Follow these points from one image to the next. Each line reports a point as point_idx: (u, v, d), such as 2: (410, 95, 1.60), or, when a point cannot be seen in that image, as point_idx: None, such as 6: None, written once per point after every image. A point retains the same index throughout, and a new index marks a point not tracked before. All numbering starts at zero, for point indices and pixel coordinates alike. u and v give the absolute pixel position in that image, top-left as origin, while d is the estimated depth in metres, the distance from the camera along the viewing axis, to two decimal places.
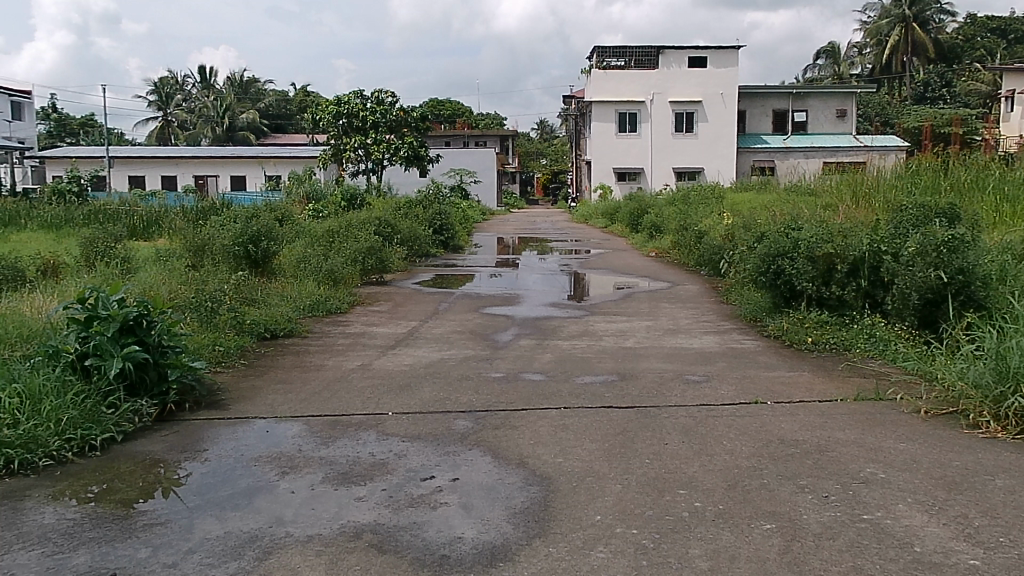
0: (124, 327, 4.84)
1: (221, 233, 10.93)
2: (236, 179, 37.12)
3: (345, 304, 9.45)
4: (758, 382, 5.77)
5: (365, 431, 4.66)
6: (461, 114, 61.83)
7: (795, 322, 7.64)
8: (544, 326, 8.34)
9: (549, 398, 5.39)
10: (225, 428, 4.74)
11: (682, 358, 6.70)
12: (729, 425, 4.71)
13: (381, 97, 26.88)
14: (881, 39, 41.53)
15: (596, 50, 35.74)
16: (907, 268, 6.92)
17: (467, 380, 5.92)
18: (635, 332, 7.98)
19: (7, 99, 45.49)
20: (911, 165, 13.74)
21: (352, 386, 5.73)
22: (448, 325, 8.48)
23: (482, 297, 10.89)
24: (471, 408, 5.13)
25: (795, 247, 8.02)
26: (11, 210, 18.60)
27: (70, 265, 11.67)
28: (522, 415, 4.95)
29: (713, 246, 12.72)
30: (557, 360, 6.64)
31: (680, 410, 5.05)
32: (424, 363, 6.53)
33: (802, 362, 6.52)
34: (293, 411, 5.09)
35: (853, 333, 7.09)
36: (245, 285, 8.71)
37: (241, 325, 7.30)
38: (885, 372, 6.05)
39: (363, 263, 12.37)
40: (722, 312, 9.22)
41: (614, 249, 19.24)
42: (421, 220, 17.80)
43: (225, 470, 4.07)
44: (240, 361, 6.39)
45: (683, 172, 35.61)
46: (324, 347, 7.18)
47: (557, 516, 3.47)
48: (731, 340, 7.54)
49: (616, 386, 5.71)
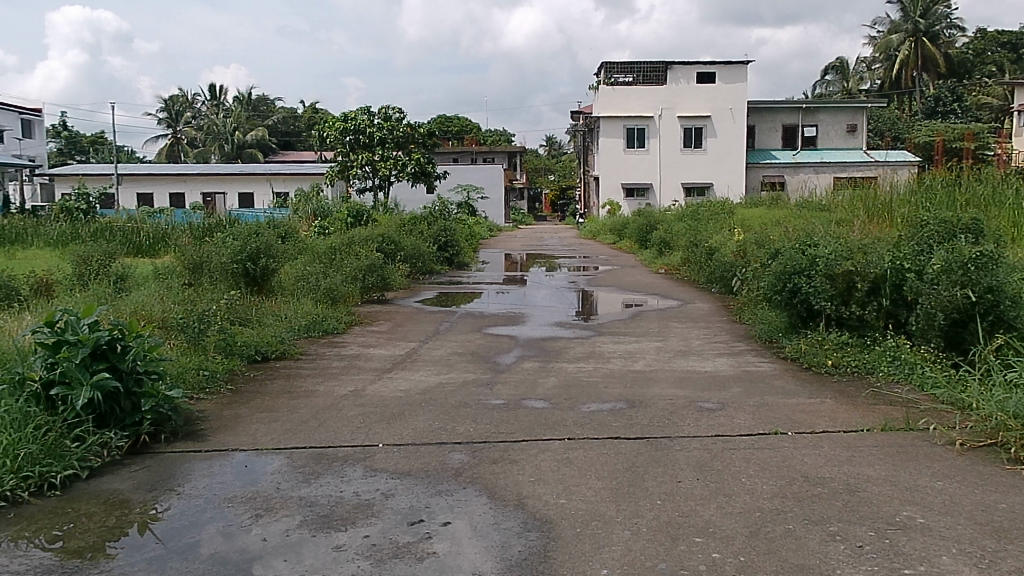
0: (96, 353, 4.50)
1: (220, 249, 10.61)
2: (244, 196, 36.93)
3: (343, 325, 9.11)
4: (778, 411, 5.38)
5: (352, 465, 4.30)
6: (469, 130, 61.84)
7: (814, 343, 7.24)
8: (549, 347, 7.97)
9: (552, 427, 5.01)
10: (200, 463, 4.38)
11: (695, 383, 6.31)
12: (749, 460, 4.32)
13: (389, 114, 26.67)
14: (889, 54, 40.77)
15: (605, 65, 35.34)
16: (931, 287, 6.55)
17: (466, 407, 5.54)
18: (645, 354, 7.59)
19: (16, 117, 45.64)
20: (923, 180, 13.38)
21: (343, 415, 5.36)
22: (448, 346, 8.11)
23: (485, 316, 10.51)
24: (468, 439, 4.76)
25: (812, 264, 7.60)
26: (16, 226, 18.43)
27: (63, 284, 11.33)
28: (521, 447, 4.58)
29: (725, 262, 12.37)
30: (562, 385, 6.25)
31: (694, 442, 4.68)
32: (420, 389, 6.16)
33: (823, 387, 6.12)
34: (275, 443, 4.72)
35: (875, 356, 6.69)
36: (238, 307, 8.39)
37: (231, 347, 6.97)
38: (912, 400, 5.62)
39: (363, 281, 12.01)
40: (736, 332, 8.80)
41: (623, 265, 18.89)
42: (425, 236, 17.45)
43: (194, 513, 3.71)
44: (226, 387, 6.03)
45: (692, 187, 35.27)
46: (317, 370, 6.83)
47: (558, 570, 3.09)
48: (746, 363, 7.15)
49: (625, 414, 5.32)
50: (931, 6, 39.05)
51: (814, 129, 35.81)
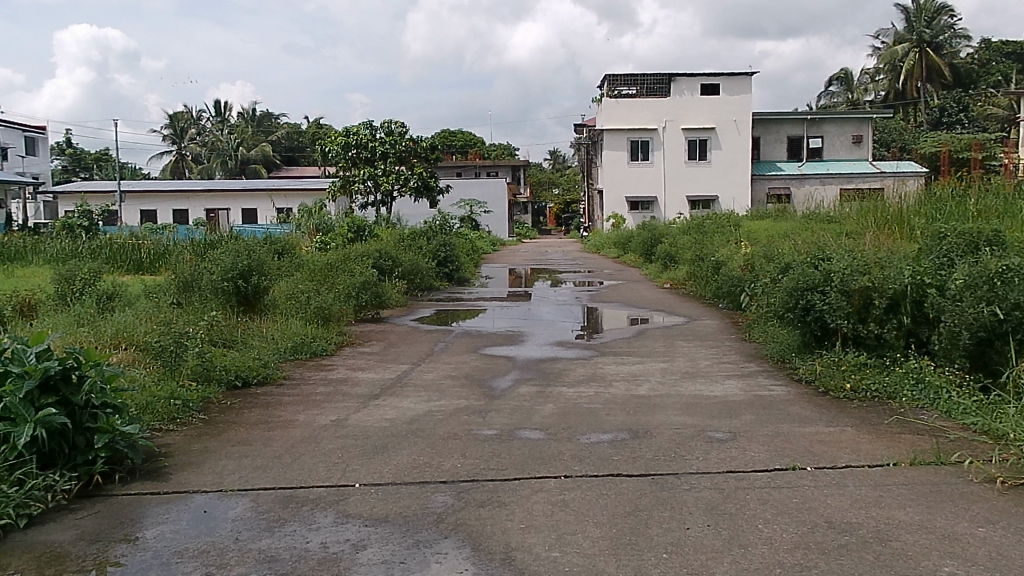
0: (47, 384, 4.12)
1: (211, 267, 10.22)
2: (247, 213, 36.61)
3: (332, 346, 8.68)
4: (795, 441, 4.92)
5: (323, 510, 3.87)
6: (473, 144, 61.55)
7: (830, 364, 6.79)
8: (548, 370, 7.52)
9: (547, 462, 4.57)
10: (156, 507, 3.96)
11: (704, 409, 5.85)
12: (765, 502, 3.89)
13: (391, 128, 26.34)
14: (894, 65, 40.38)
15: (608, 77, 35.00)
16: (954, 303, 6.11)
17: (454, 439, 5.10)
18: (650, 376, 7.14)
19: (20, 134, 45.47)
20: (933, 191, 12.95)
21: (319, 449, 4.92)
22: (441, 369, 7.66)
23: (482, 336, 10.03)
24: (453, 477, 4.31)
25: (826, 280, 7.15)
26: (17, 243, 18.15)
27: (47, 303, 10.94)
28: (512, 487, 4.14)
29: (733, 277, 11.90)
30: (561, 413, 5.81)
31: (703, 480, 4.23)
32: (407, 417, 5.72)
33: (843, 413, 5.66)
34: (242, 483, 4.29)
35: (896, 378, 6.26)
36: (220, 328, 7.97)
37: (208, 372, 6.54)
38: (940, 428, 5.17)
39: (358, 299, 11.58)
40: (746, 352, 8.34)
41: (627, 280, 18.47)
42: (425, 251, 17.01)
43: (140, 569, 3.29)
44: (199, 417, 5.61)
45: (697, 201, 34.87)
46: (299, 398, 6.38)
47: None
48: (758, 386, 6.69)
49: (627, 447, 4.87)
50: (935, 16, 38.99)
51: (820, 139, 35.41)
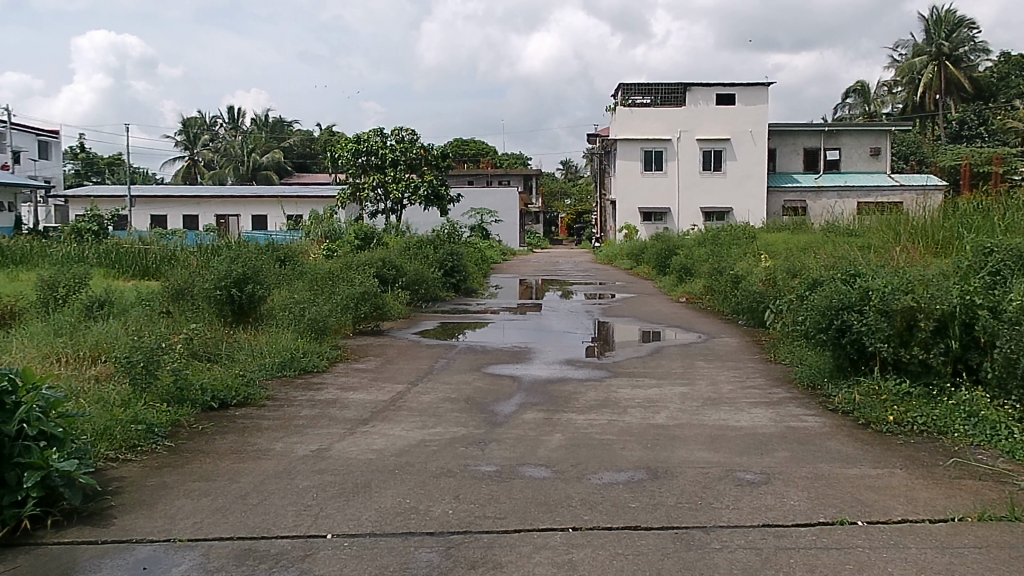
0: None
1: (202, 275, 9.60)
2: (257, 219, 36.12)
3: (324, 362, 8.06)
4: (839, 486, 4.27)
5: (283, 570, 3.25)
6: (484, 154, 61.11)
7: (869, 394, 6.13)
8: (556, 393, 6.86)
9: (552, 510, 3.92)
10: (88, 561, 3.34)
11: (732, 443, 5.20)
12: (814, 569, 3.23)
13: (402, 135, 25.82)
14: (912, 77, 39.65)
15: (621, 87, 34.69)
16: (1011, 327, 5.41)
17: (447, 476, 4.47)
18: (668, 402, 6.47)
19: (33, 139, 45.20)
20: (959, 203, 12.23)
21: (292, 488, 4.28)
22: (440, 389, 7.02)
23: (487, 351, 9.37)
24: (443, 528, 3.68)
25: (864, 298, 6.48)
26: (21, 247, 17.65)
27: (28, 310, 10.34)
28: (510, 542, 3.51)
29: (753, 293, 11.16)
30: (570, 445, 5.17)
31: (736, 537, 3.58)
32: (397, 448, 5.10)
33: (890, 451, 5.00)
34: (195, 531, 3.66)
35: (945, 409, 5.59)
36: (202, 342, 7.38)
37: (182, 393, 5.94)
38: (1004, 472, 4.52)
39: (356, 310, 10.95)
40: (773, 376, 7.65)
41: (641, 292, 17.79)
42: (432, 260, 16.41)
43: None
44: (163, 445, 5.01)
45: (712, 212, 34.17)
46: (279, 423, 5.74)
47: None
48: (789, 416, 6.02)
49: (645, 490, 4.22)
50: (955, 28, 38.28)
51: (837, 152, 34.63)
